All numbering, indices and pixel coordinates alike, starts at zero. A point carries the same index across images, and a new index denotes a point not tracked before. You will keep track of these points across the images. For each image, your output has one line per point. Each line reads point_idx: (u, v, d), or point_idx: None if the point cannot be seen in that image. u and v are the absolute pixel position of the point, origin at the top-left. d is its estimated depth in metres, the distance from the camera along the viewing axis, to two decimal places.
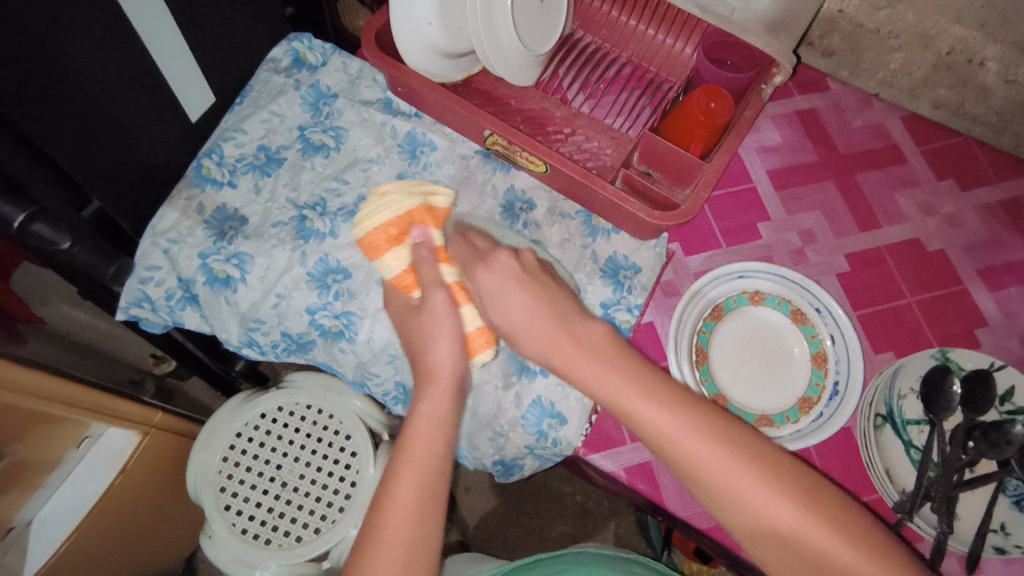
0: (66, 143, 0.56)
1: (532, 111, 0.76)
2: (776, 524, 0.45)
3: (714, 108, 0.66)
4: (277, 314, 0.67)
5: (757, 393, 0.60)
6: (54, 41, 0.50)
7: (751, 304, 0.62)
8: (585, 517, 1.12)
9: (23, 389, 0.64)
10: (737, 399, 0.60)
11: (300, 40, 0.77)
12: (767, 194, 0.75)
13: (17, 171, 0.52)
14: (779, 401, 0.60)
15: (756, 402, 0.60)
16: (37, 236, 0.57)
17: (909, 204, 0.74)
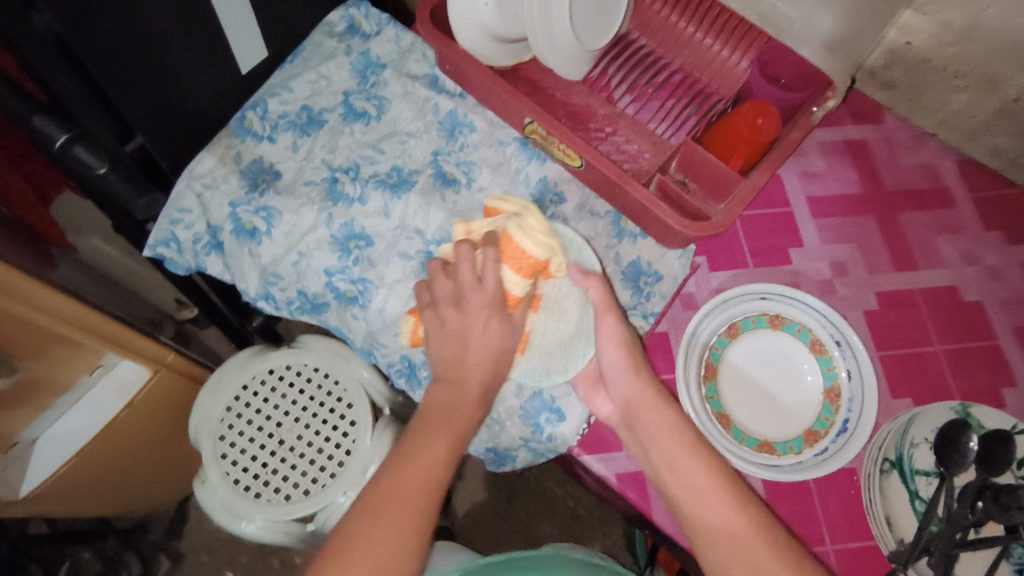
0: (117, 72, 0.56)
1: (576, 105, 0.75)
2: (727, 528, 0.50)
3: (760, 124, 0.65)
4: (296, 272, 0.68)
5: (766, 422, 0.59)
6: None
7: (769, 327, 0.61)
8: (575, 522, 1.11)
9: (44, 309, 0.65)
10: (742, 421, 0.59)
11: (357, 8, 0.77)
12: (803, 221, 0.73)
13: (70, 100, 0.55)
14: (790, 429, 0.58)
15: (764, 428, 0.58)
16: (76, 158, 0.59)
17: (951, 250, 0.72)
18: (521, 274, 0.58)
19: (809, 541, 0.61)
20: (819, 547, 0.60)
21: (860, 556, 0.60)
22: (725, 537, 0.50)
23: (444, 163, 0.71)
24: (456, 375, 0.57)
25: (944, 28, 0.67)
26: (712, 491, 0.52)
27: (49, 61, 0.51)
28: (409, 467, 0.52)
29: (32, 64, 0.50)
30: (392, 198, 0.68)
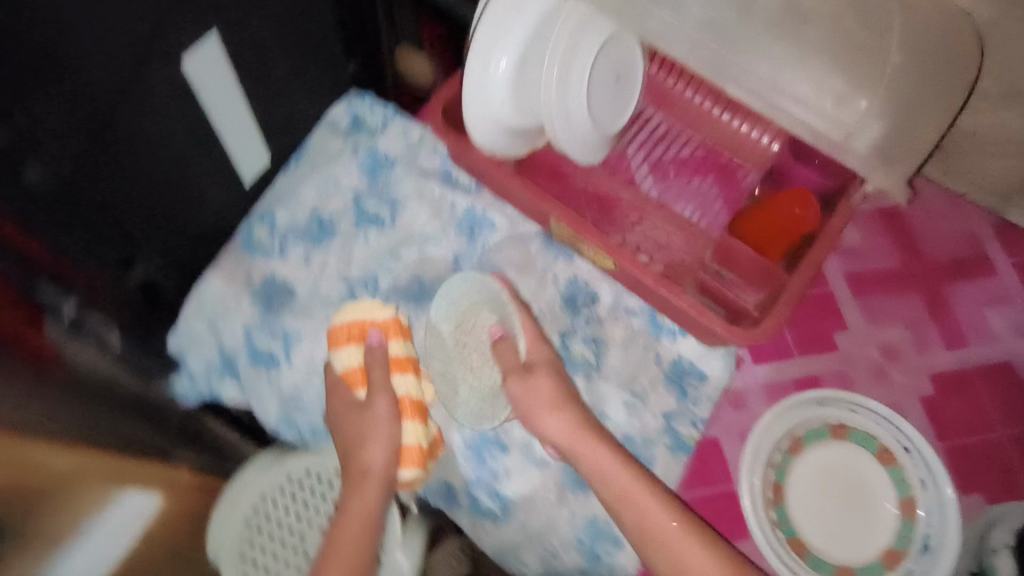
0: (116, 205, 0.52)
1: (599, 192, 0.71)
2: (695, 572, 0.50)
3: (800, 215, 0.62)
4: (320, 398, 0.64)
5: (835, 542, 0.55)
6: (96, 80, 0.45)
7: (832, 438, 0.57)
8: None
9: None
10: (816, 544, 0.55)
11: (360, 101, 0.73)
12: (847, 302, 0.69)
13: (84, 258, 0.51)
14: (865, 549, 0.54)
15: (840, 550, 0.54)
16: (87, 332, 0.51)
17: (1001, 322, 0.69)
18: (348, 347, 0.60)
19: None
20: None
21: None
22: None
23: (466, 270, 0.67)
24: (360, 432, 0.57)
25: (979, 97, 0.65)
26: (668, 528, 0.52)
27: (59, 225, 0.47)
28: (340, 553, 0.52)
29: (49, 234, 0.47)
30: (417, 311, 0.65)
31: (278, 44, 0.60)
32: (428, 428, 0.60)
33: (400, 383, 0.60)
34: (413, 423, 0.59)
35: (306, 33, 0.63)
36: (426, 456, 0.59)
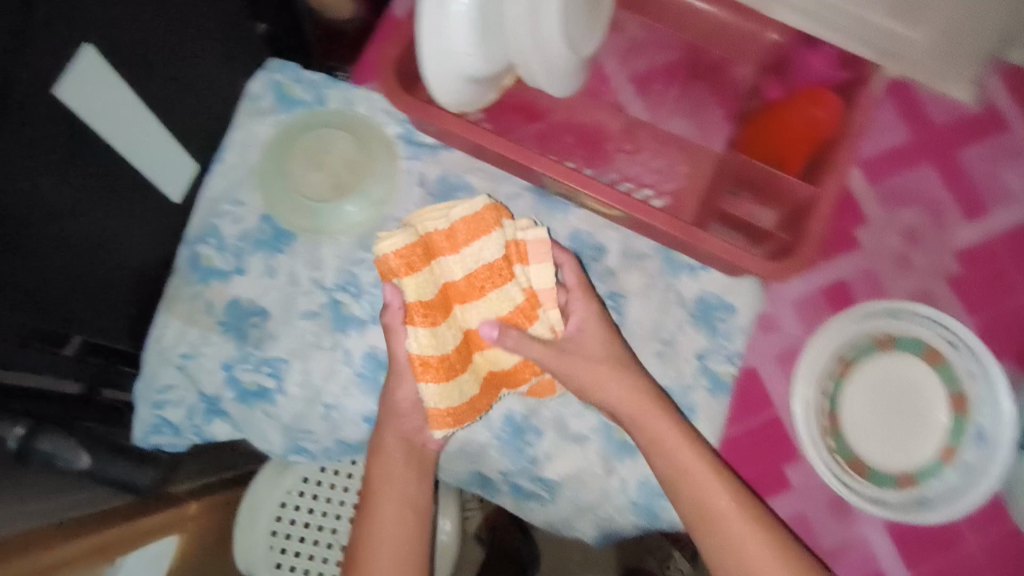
0: (36, 282, 0.43)
1: (583, 125, 0.63)
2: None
3: (818, 117, 0.54)
4: (329, 424, 0.56)
5: (893, 451, 0.53)
6: (1, 175, 0.38)
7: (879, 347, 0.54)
8: None
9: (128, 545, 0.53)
10: (872, 459, 0.54)
11: (282, 71, 0.61)
12: (863, 192, 0.65)
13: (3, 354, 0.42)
14: (926, 451, 0.53)
15: (898, 458, 0.53)
16: None
17: (1016, 179, 0.66)
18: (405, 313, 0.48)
19: None
20: None
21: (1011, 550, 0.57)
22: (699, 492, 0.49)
23: None
24: (387, 408, 0.53)
25: None
26: (687, 449, 0.50)
27: None
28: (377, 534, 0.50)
29: None
30: None
31: (170, 34, 0.48)
32: (475, 362, 0.51)
33: (416, 339, 0.48)
34: (432, 385, 0.48)
35: (207, 12, 0.51)
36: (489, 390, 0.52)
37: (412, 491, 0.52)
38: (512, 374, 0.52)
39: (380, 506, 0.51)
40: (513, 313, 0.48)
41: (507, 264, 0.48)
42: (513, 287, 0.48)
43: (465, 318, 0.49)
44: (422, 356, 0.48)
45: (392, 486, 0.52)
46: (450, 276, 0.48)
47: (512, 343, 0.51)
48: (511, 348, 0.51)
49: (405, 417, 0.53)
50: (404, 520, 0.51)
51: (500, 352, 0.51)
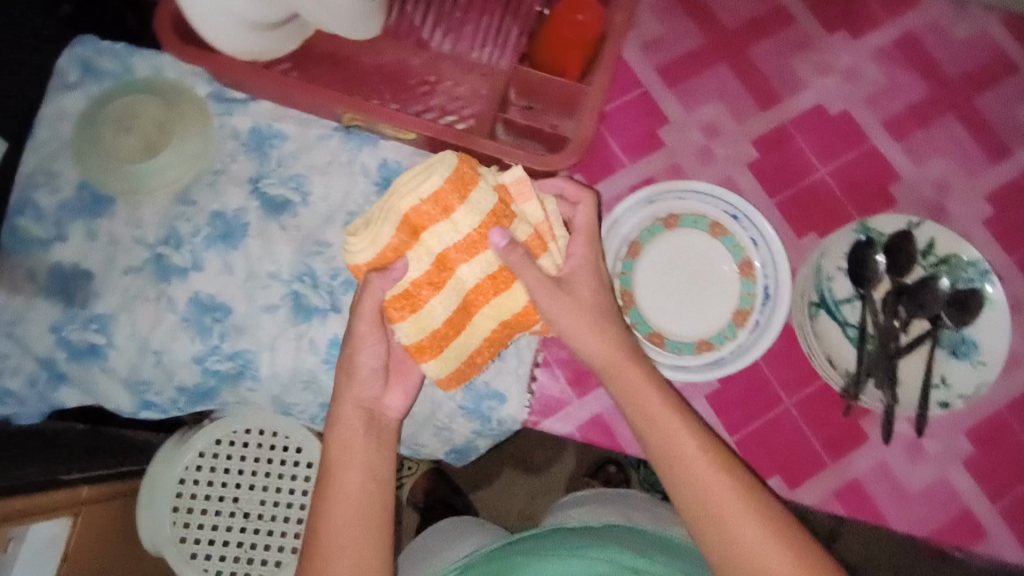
0: None
1: (387, 64, 0.66)
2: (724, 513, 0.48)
3: (582, 21, 0.57)
4: (164, 370, 0.59)
5: (688, 322, 0.58)
6: None
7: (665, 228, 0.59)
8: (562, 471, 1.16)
9: None
10: (673, 331, 0.58)
11: (83, 45, 0.63)
12: (661, 95, 0.68)
13: None
14: (719, 319, 0.58)
15: (694, 328, 0.58)
16: None
17: (805, 66, 0.70)
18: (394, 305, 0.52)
19: (768, 407, 0.62)
20: (778, 406, 0.62)
21: (815, 400, 0.62)
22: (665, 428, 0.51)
23: (268, 188, 0.61)
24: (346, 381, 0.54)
25: None
26: (652, 386, 0.52)
27: None
28: (337, 510, 0.51)
29: None
30: (230, 251, 0.60)
31: None
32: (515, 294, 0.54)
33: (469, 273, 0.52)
34: (429, 362, 0.54)
35: None
36: (497, 337, 0.56)
37: (376, 465, 0.53)
38: (506, 325, 0.55)
39: (341, 479, 0.52)
40: (489, 278, 0.52)
41: (505, 204, 0.52)
42: (490, 242, 0.51)
43: (455, 285, 0.52)
44: (416, 341, 0.53)
45: (356, 456, 0.53)
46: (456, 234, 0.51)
47: (498, 296, 0.54)
48: (492, 302, 0.54)
49: (359, 385, 0.54)
50: (369, 494, 0.52)
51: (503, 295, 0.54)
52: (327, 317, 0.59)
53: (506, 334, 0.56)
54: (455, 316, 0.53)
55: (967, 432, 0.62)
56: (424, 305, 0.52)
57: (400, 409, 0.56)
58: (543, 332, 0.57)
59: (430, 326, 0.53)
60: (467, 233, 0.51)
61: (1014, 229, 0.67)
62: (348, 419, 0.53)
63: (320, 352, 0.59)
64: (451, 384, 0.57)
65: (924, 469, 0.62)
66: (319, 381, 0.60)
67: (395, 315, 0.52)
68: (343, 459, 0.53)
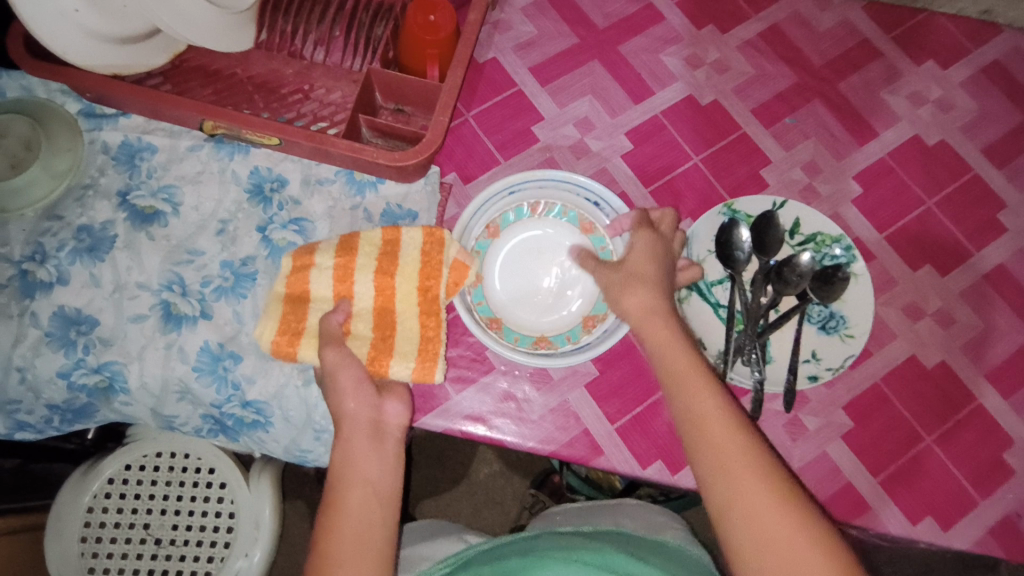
0: None
1: (261, 76, 0.68)
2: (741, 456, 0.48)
3: (434, 21, 0.59)
4: (30, 389, 0.58)
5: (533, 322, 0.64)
6: None
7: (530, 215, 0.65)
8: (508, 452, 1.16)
9: None
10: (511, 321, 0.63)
11: None
12: (534, 92, 0.70)
13: None
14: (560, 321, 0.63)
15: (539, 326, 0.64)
16: None
17: (675, 61, 0.72)
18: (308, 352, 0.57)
19: (648, 392, 0.62)
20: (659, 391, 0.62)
21: None
22: (718, 461, 0.48)
23: (137, 200, 0.63)
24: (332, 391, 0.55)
25: None
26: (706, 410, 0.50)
27: None
28: (354, 499, 0.52)
29: None
30: (96, 263, 0.60)
31: None
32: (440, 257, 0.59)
33: (364, 283, 0.59)
34: (398, 365, 0.57)
35: None
36: (428, 309, 0.59)
37: (373, 473, 0.54)
38: (425, 290, 0.59)
39: (346, 489, 0.53)
40: (378, 275, 0.59)
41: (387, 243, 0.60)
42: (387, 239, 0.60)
43: (361, 308, 0.59)
44: (371, 354, 0.57)
45: (357, 469, 0.53)
46: (327, 271, 0.59)
47: (400, 278, 0.59)
48: (400, 281, 0.59)
49: (353, 403, 0.55)
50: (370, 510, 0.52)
51: (405, 251, 0.59)
52: (196, 324, 0.60)
53: (432, 296, 0.59)
54: (378, 318, 0.59)
55: (845, 407, 0.63)
56: (356, 326, 0.59)
57: (401, 414, 0.56)
58: (453, 284, 0.59)
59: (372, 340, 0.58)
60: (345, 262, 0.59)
61: (881, 207, 0.69)
62: (344, 433, 0.54)
63: (189, 359, 0.59)
64: (431, 372, 0.57)
65: (806, 446, 0.61)
66: (193, 390, 0.59)
67: (340, 349, 0.55)
68: (356, 451, 0.54)
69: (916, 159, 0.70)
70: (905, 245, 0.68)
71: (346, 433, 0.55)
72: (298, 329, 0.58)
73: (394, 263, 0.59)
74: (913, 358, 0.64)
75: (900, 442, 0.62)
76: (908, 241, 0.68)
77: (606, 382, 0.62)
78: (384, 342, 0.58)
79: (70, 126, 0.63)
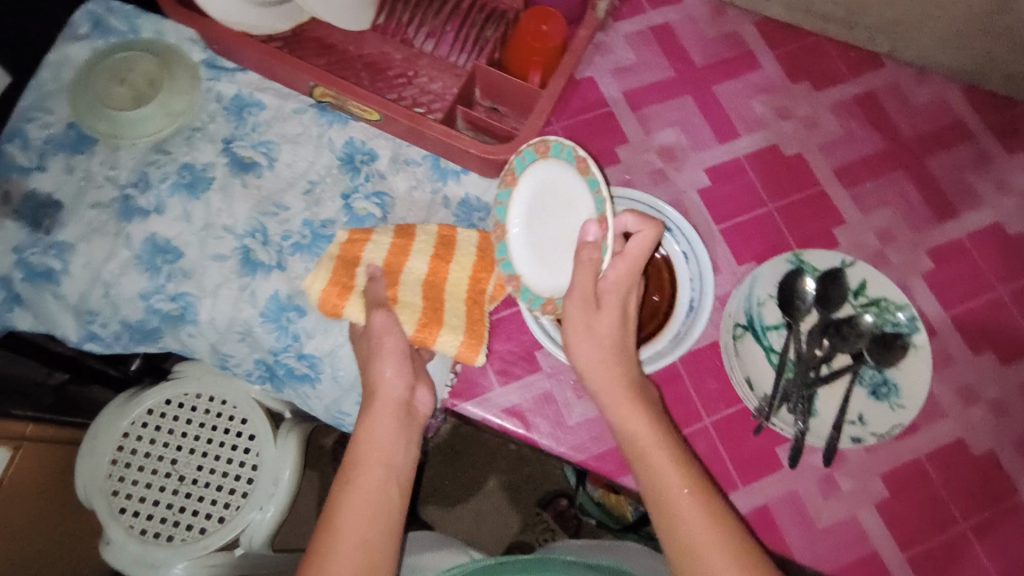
0: None
1: (370, 56, 0.72)
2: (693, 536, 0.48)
3: (545, 30, 0.62)
4: (110, 303, 0.62)
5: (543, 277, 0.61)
6: None
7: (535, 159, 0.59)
8: (523, 464, 1.16)
9: None
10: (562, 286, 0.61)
11: (97, 3, 0.70)
12: (624, 115, 0.72)
13: None
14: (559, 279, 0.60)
15: (545, 284, 0.61)
16: None
17: (765, 109, 0.74)
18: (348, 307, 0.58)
19: (686, 423, 0.62)
20: (698, 423, 0.61)
21: (736, 421, 0.61)
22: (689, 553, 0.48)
23: (238, 149, 0.67)
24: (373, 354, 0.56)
25: None
26: (680, 496, 0.49)
27: None
28: (367, 480, 0.52)
29: None
30: (192, 200, 0.64)
31: None
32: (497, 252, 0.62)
33: (418, 263, 0.61)
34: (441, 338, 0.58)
35: None
36: (473, 301, 0.61)
37: (397, 459, 0.53)
38: (475, 283, 0.62)
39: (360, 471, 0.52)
40: (434, 258, 0.61)
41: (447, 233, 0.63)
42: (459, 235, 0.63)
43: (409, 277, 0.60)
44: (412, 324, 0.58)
45: (381, 453, 0.53)
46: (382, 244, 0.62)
47: (453, 266, 0.62)
48: (453, 268, 0.62)
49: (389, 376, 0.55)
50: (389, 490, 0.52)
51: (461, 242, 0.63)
52: (270, 273, 0.63)
53: (480, 293, 0.62)
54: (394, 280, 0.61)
55: (882, 477, 0.62)
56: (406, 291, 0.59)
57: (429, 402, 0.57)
58: (499, 286, 0.62)
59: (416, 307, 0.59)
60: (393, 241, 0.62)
61: (950, 286, 0.68)
62: (380, 408, 0.54)
63: (257, 304, 0.62)
64: (474, 352, 0.58)
65: (838, 508, 0.60)
66: (254, 334, 0.62)
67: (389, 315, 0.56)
68: (380, 429, 0.54)
69: (992, 245, 0.70)
70: (968, 327, 0.67)
71: (371, 414, 0.54)
72: (343, 291, 0.59)
73: (446, 252, 0.62)
74: (961, 442, 0.63)
75: (934, 523, 0.61)
76: (973, 323, 0.67)
77: None
78: (431, 314, 0.59)
79: (193, 74, 0.68)
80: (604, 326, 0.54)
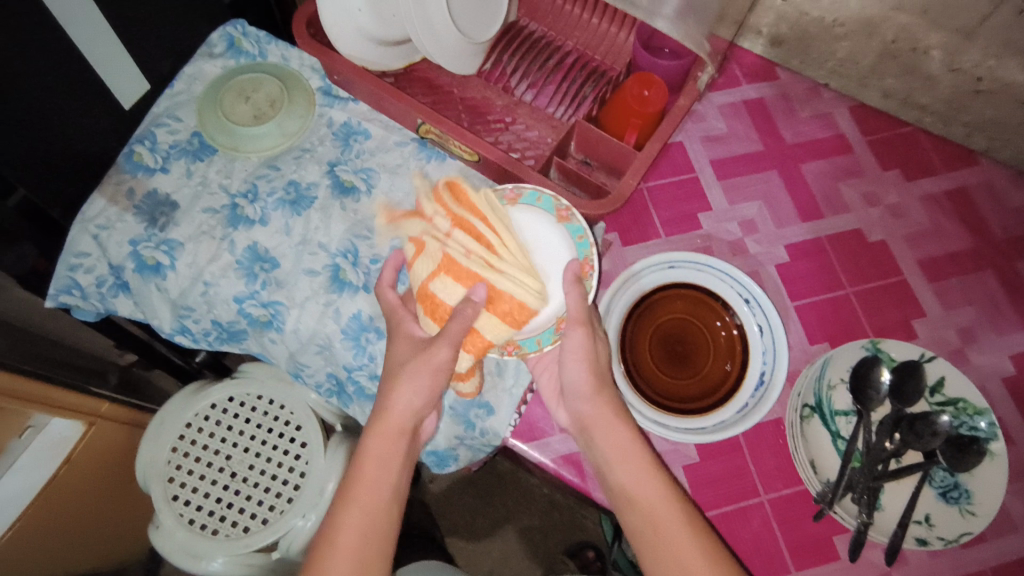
0: None
1: (473, 100, 0.76)
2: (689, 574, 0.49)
3: (647, 95, 0.64)
4: (206, 301, 0.66)
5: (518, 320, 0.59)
6: None
7: (507, 204, 0.61)
8: (554, 510, 1.14)
9: None
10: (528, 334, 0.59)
11: (234, 26, 0.76)
12: (710, 183, 0.74)
13: None
14: (538, 326, 0.59)
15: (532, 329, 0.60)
16: None
17: (853, 193, 0.74)
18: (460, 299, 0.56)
19: (743, 496, 0.61)
20: (754, 498, 0.61)
21: (792, 501, 0.61)
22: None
23: (341, 173, 0.71)
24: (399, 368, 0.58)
25: None
26: (679, 534, 0.50)
27: None
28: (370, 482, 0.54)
29: None
30: (294, 215, 0.68)
31: None
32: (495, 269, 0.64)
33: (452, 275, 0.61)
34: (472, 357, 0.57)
35: None
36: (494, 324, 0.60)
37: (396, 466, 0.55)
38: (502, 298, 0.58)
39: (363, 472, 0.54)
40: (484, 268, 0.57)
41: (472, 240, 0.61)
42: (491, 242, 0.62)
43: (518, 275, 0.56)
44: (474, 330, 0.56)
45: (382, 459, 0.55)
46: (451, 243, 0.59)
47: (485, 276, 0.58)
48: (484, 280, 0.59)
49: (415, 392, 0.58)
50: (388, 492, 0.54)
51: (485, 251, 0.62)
52: (355, 293, 0.66)
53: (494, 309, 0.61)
54: (455, 268, 0.56)
55: None
56: (506, 294, 0.55)
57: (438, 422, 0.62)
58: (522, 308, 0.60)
59: (500, 317, 0.56)
60: (478, 231, 0.57)
61: None
62: (387, 429, 0.55)
63: (340, 321, 0.65)
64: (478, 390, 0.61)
65: None
66: (332, 349, 0.65)
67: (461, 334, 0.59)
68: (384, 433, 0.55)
69: None
70: None
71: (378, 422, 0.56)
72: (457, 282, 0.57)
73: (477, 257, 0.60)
74: None
75: None
76: None
77: (704, 470, 0.62)
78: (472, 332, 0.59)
79: (310, 99, 0.73)
80: (601, 355, 0.57)
